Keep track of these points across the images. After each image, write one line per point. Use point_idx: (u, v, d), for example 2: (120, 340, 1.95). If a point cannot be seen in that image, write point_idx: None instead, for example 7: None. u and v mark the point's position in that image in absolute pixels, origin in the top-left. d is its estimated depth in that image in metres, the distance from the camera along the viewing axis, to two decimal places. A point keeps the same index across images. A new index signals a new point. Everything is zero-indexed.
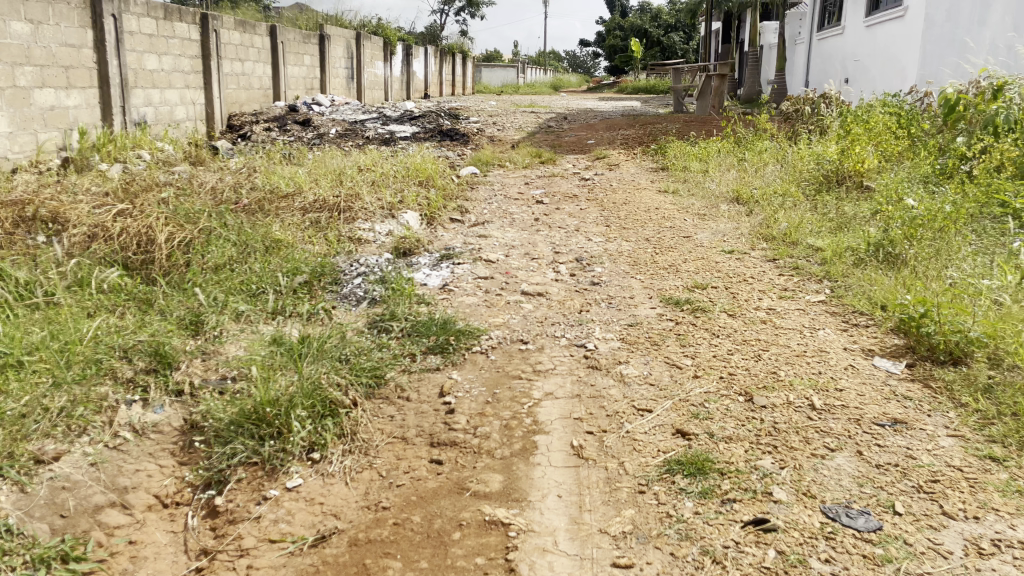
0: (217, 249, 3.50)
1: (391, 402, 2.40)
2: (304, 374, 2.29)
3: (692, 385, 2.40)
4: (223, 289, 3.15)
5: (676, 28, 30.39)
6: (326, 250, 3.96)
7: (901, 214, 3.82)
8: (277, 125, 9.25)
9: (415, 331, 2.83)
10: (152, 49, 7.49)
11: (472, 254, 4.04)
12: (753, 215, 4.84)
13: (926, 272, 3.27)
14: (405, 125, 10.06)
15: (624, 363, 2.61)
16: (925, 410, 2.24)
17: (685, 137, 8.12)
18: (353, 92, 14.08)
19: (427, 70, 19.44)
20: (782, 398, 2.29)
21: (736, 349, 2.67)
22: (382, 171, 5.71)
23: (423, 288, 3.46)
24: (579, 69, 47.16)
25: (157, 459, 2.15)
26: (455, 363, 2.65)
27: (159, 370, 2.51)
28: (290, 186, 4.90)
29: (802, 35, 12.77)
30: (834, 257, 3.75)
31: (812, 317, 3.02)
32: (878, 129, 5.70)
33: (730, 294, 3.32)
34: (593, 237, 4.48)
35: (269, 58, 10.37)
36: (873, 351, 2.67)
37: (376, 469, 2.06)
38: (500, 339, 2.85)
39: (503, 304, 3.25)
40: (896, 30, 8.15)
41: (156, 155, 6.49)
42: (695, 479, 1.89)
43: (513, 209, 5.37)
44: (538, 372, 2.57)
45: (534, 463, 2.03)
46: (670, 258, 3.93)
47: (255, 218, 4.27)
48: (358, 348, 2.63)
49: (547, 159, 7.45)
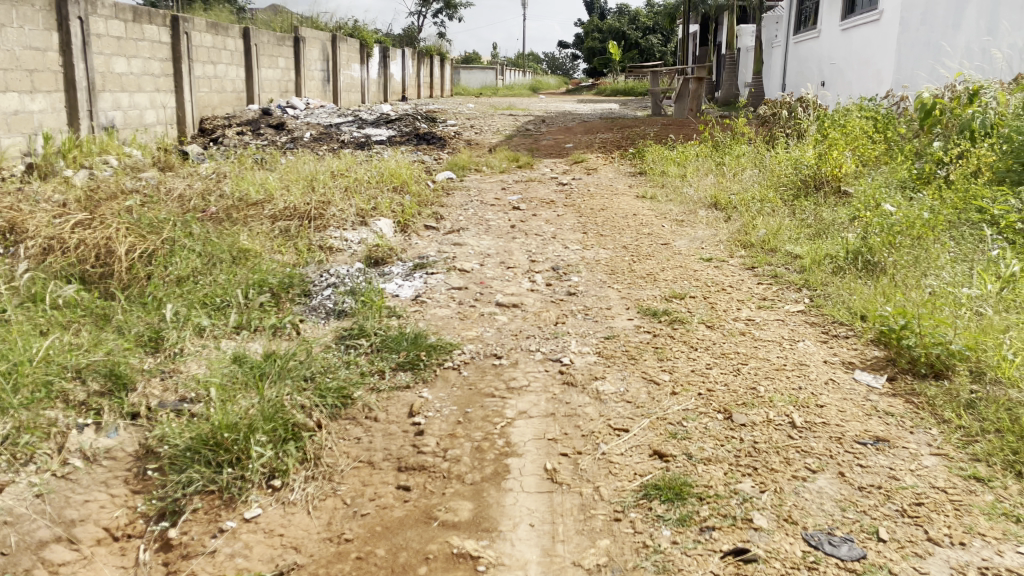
0: (180, 261, 3.41)
1: (359, 423, 2.31)
2: (265, 396, 2.20)
3: (669, 402, 2.33)
4: (185, 304, 3.06)
5: (654, 31, 30.47)
6: (295, 260, 3.86)
7: (880, 221, 3.79)
8: (250, 129, 9.10)
9: (384, 346, 2.74)
10: (120, 52, 7.33)
11: (446, 263, 3.95)
12: (731, 221, 4.79)
13: (906, 281, 3.22)
14: (381, 129, 9.94)
15: (600, 379, 2.53)
16: (907, 427, 2.17)
17: (663, 140, 8.08)
18: (329, 95, 13.94)
19: (405, 73, 19.33)
20: (762, 415, 2.22)
21: (714, 363, 2.60)
22: (355, 177, 5.61)
23: (394, 299, 3.36)
24: (558, 70, 47.20)
25: (109, 488, 2.06)
26: (426, 381, 2.56)
27: (114, 391, 2.42)
28: (260, 194, 4.80)
29: (778, 38, 12.82)
30: (813, 265, 3.70)
31: (791, 328, 2.96)
32: (855, 134, 5.67)
33: (708, 305, 3.26)
34: (570, 244, 4.41)
35: (242, 60, 10.21)
36: (853, 364, 2.61)
37: (340, 497, 1.97)
38: (472, 354, 2.77)
39: (477, 316, 3.17)
40: (872, 33, 8.16)
41: (123, 160, 6.35)
42: (673, 505, 1.81)
43: (490, 215, 5.29)
44: (512, 389, 2.48)
45: (506, 489, 1.94)
46: (647, 267, 3.87)
47: (223, 226, 4.15)
48: (324, 365, 2.54)
49: (525, 164, 7.37)
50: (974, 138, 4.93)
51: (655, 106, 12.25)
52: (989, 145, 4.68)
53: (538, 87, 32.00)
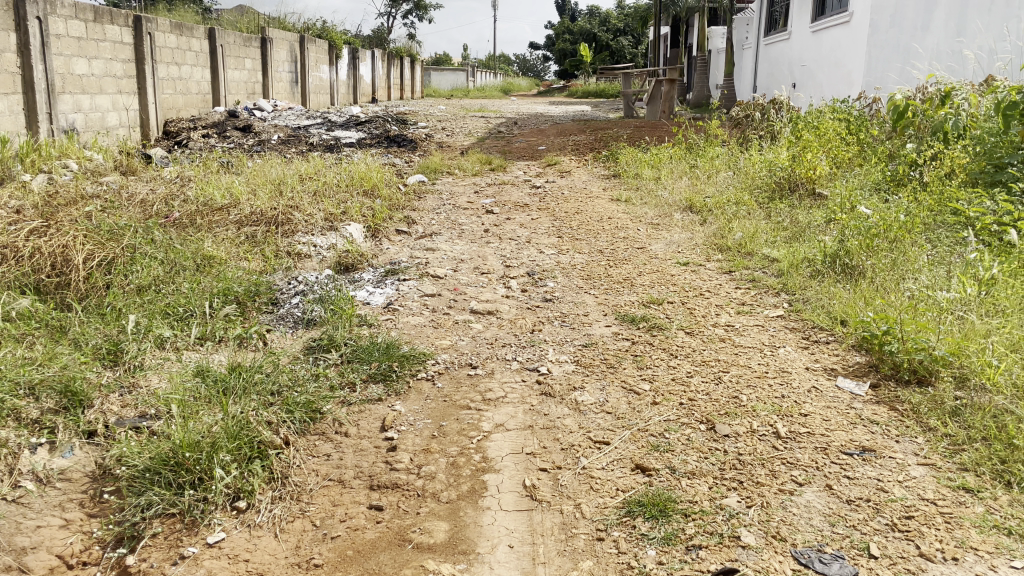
0: (140, 269, 3.31)
1: (328, 439, 2.21)
2: (229, 413, 2.09)
3: (650, 412, 2.26)
4: (146, 314, 2.95)
5: (625, 32, 30.58)
6: (262, 267, 3.75)
7: (857, 223, 3.77)
8: (216, 132, 8.93)
9: (355, 357, 2.64)
10: (80, 53, 7.15)
11: (419, 268, 3.86)
12: (707, 224, 4.76)
13: (885, 285, 3.21)
14: (351, 131, 9.82)
15: (579, 389, 2.46)
16: (893, 436, 2.13)
17: (637, 142, 8.06)
18: (298, 97, 13.75)
19: (375, 74, 19.19)
20: (745, 425, 2.16)
21: (695, 371, 2.55)
22: (324, 181, 5.50)
23: (365, 307, 3.27)
24: (529, 72, 47.24)
25: (64, 512, 1.91)
26: (399, 393, 2.47)
27: (70, 408, 2.30)
28: (226, 199, 4.68)
29: (749, 40, 12.89)
30: (791, 269, 3.68)
31: (771, 334, 2.92)
32: (828, 136, 5.68)
33: (686, 310, 3.20)
34: (545, 249, 4.34)
35: (208, 62, 10.03)
36: (835, 371, 2.57)
37: (309, 519, 1.87)
38: (446, 364, 2.68)
39: (451, 324, 3.08)
40: (842, 35, 8.21)
41: (84, 164, 6.17)
42: (657, 522, 1.74)
43: (463, 219, 5.20)
44: (488, 401, 2.40)
45: (483, 507, 1.86)
46: (623, 271, 3.81)
47: (187, 233, 4.03)
48: (291, 380, 2.43)
49: (497, 166, 7.30)
50: (946, 140, 4.95)
51: (628, 108, 12.26)
52: (962, 147, 4.70)
53: (508, 88, 31.99)
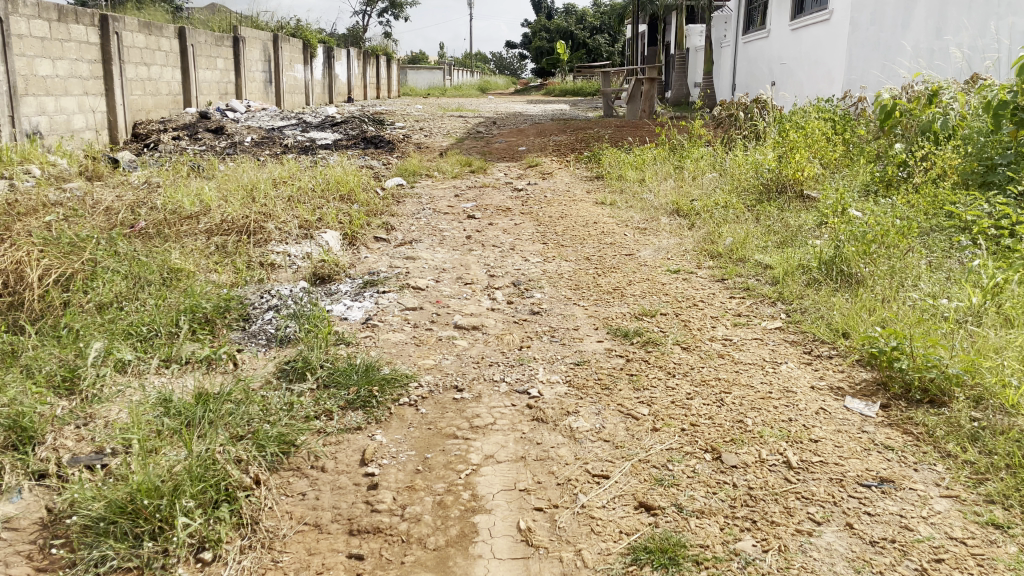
0: (102, 285, 3.12)
1: (303, 475, 2.03)
2: (193, 451, 1.92)
3: (651, 440, 2.11)
4: (107, 335, 2.76)
5: (601, 31, 30.49)
6: (233, 280, 3.55)
7: (852, 229, 3.64)
8: (187, 133, 8.68)
9: (332, 381, 2.47)
10: (44, 53, 6.90)
11: (399, 279, 3.69)
12: (695, 228, 4.62)
13: (885, 294, 3.08)
14: (326, 132, 9.59)
15: (573, 414, 2.30)
16: (910, 463, 1.99)
17: (619, 143, 7.91)
18: (272, 97, 13.49)
19: (350, 73, 18.93)
20: (753, 454, 2.02)
21: (695, 392, 2.39)
22: (299, 185, 5.31)
23: (343, 323, 3.10)
24: (507, 70, 47.09)
25: (7, 568, 1.72)
26: (379, 421, 2.30)
27: (18, 446, 2.12)
28: (196, 206, 4.48)
29: (727, 39, 12.81)
30: (786, 277, 3.54)
31: (771, 348, 2.78)
32: (815, 135, 5.57)
33: (681, 323, 3.05)
34: (529, 256, 4.18)
35: (178, 62, 9.77)
36: (843, 390, 2.43)
37: (282, 571, 1.69)
38: (430, 387, 2.51)
39: (434, 341, 2.91)
40: (822, 33, 8.12)
41: (47, 169, 5.93)
42: (667, 572, 1.58)
43: (444, 224, 5.03)
44: (476, 429, 2.23)
45: (474, 555, 1.69)
46: (613, 280, 3.66)
47: (152, 243, 3.83)
48: (263, 410, 2.25)
49: (477, 168, 7.14)
50: (936, 140, 4.85)
51: (607, 108, 12.11)
52: (953, 147, 4.60)
53: (485, 87, 31.83)
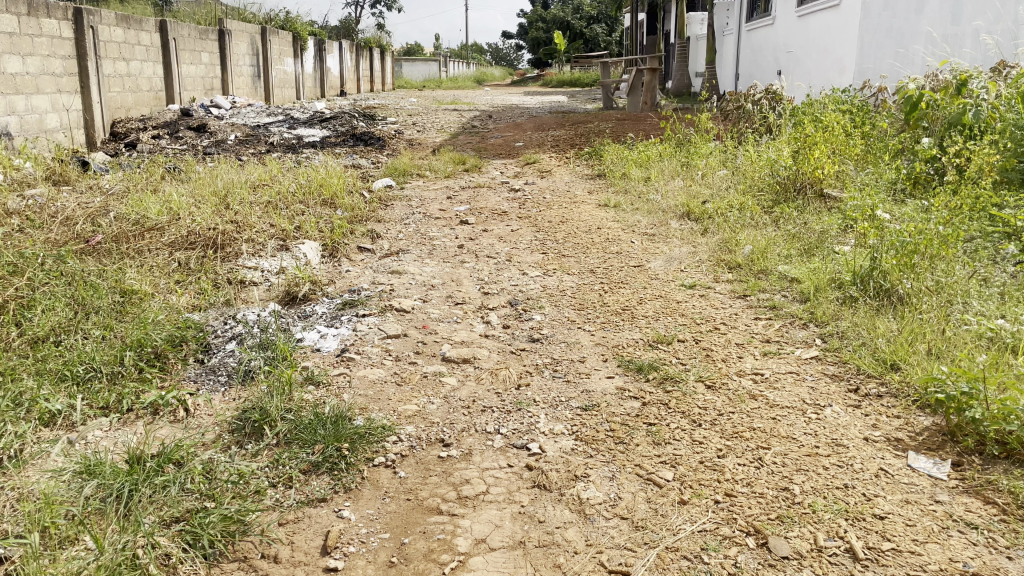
0: (38, 316, 2.71)
1: (250, 569, 1.63)
2: (104, 549, 1.52)
3: (677, 518, 1.72)
4: (36, 379, 2.36)
5: (598, 20, 29.97)
6: (194, 304, 3.16)
7: (889, 236, 3.24)
8: (168, 132, 8.27)
9: (295, 438, 2.07)
10: (11, 49, 6.48)
11: (382, 299, 3.29)
12: (708, 233, 4.23)
13: (936, 317, 2.68)
14: (315, 129, 9.18)
15: (582, 479, 1.90)
16: (1003, 549, 1.60)
17: (621, 139, 7.49)
18: (260, 92, 13.04)
19: (342, 66, 18.47)
20: (808, 540, 1.62)
21: (729, 449, 2.00)
22: (278, 190, 4.92)
23: (314, 356, 2.70)
24: (502, 61, 46.52)
25: None
26: (348, 491, 1.90)
27: None
28: (162, 214, 4.08)
29: (729, 27, 12.41)
30: (816, 293, 3.14)
31: (810, 386, 2.39)
32: (833, 128, 5.17)
33: (702, 353, 2.66)
34: (528, 269, 3.78)
35: (159, 57, 9.33)
36: (902, 443, 2.04)
37: None
38: (411, 442, 2.12)
39: (419, 379, 2.51)
40: (831, 19, 7.69)
41: (10, 173, 5.51)
42: None
43: (434, 231, 4.64)
44: (466, 501, 1.84)
45: None
46: (621, 298, 3.26)
47: (108, 261, 3.43)
48: (205, 482, 1.85)
49: (471, 166, 6.74)
50: (967, 135, 4.43)
51: (607, 100, 11.65)
52: (987, 142, 4.18)
53: (481, 79, 31.38)
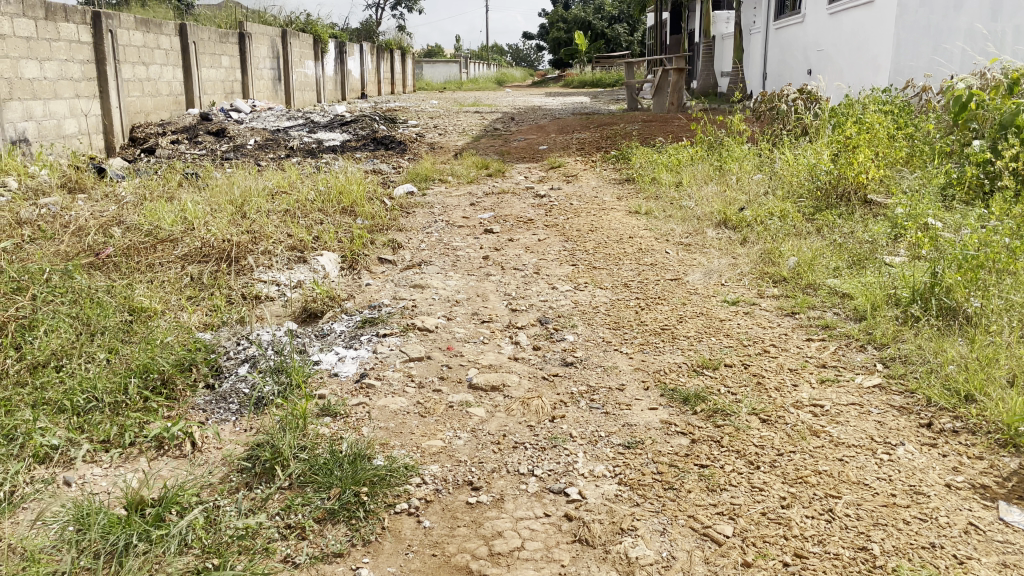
0: (40, 339, 2.54)
1: None
2: None
3: None
4: (32, 410, 2.18)
5: (620, 19, 29.69)
6: (206, 322, 2.98)
7: (949, 247, 2.98)
8: (186, 137, 8.14)
9: (309, 481, 1.88)
10: (29, 54, 6.36)
11: (403, 316, 3.09)
12: (747, 243, 4.00)
13: (1012, 340, 2.42)
14: (335, 133, 9.02)
15: (629, 533, 1.69)
16: None
17: (648, 141, 7.26)
18: (281, 95, 12.92)
19: (363, 68, 18.35)
20: None
21: (794, 497, 1.78)
22: (296, 198, 4.74)
23: (331, 382, 2.51)
24: (523, 62, 46.31)
25: None
26: (368, 543, 1.70)
27: None
28: (176, 224, 3.92)
29: (757, 25, 12.12)
30: (872, 310, 2.90)
31: (877, 420, 2.15)
32: (876, 129, 4.90)
33: (752, 379, 2.43)
34: (558, 282, 3.57)
35: (179, 60, 9.22)
36: (991, 491, 1.80)
37: None
38: (437, 485, 1.92)
39: (444, 410, 2.31)
40: (865, 17, 7.41)
41: (26, 181, 5.38)
42: None
43: (457, 241, 4.44)
44: (500, 558, 1.64)
45: None
46: (659, 317, 3.04)
47: (116, 276, 3.26)
48: (208, 535, 1.66)
49: (495, 171, 6.53)
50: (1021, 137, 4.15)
51: (633, 101, 11.39)
52: None
53: (502, 79, 31.19)
